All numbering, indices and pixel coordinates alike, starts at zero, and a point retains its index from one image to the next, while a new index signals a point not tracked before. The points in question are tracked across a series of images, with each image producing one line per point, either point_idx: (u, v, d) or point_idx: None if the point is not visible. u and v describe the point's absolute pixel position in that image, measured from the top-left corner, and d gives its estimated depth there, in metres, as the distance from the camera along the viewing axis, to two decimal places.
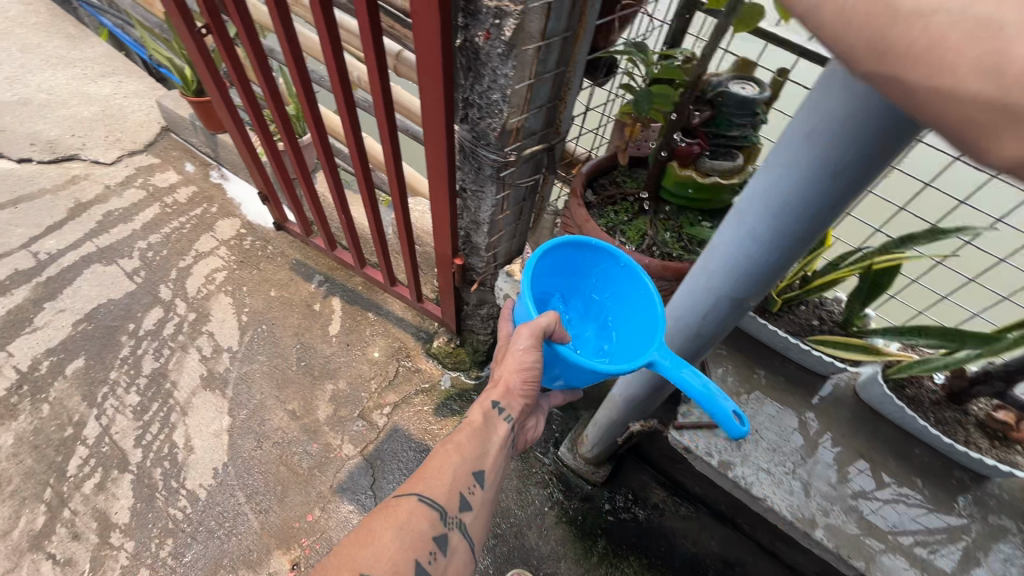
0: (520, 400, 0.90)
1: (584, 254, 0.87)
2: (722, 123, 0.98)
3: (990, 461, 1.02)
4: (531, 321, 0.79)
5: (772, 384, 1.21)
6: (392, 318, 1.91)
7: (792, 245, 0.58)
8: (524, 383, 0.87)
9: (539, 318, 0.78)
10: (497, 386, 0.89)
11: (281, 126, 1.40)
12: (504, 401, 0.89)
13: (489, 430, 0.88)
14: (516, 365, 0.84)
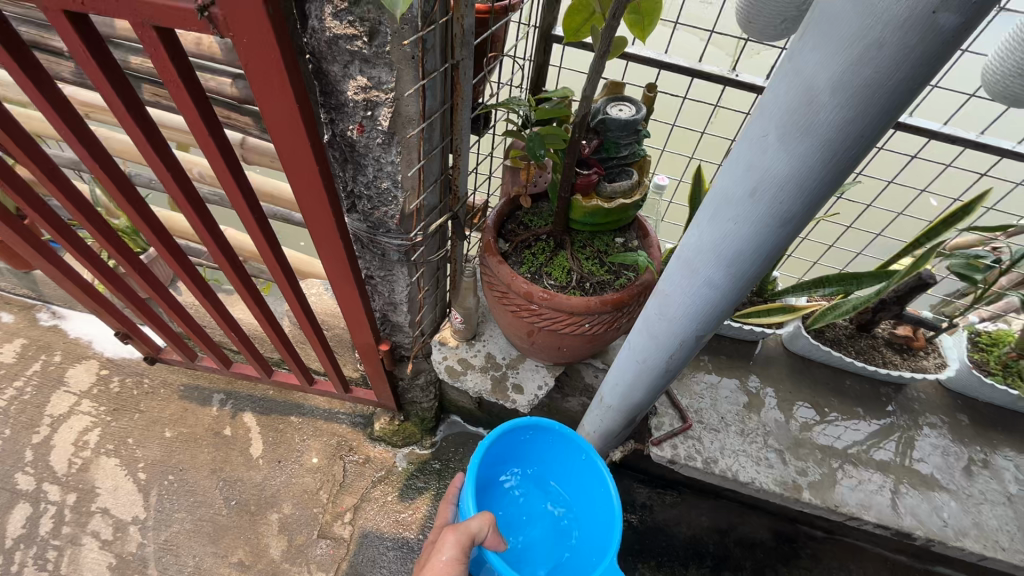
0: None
1: (541, 440, 1.01)
2: (611, 147, 0.98)
3: (907, 373, 1.17)
4: (463, 526, 0.80)
5: (718, 364, 1.26)
6: (319, 413, 1.72)
7: (748, 287, 0.58)
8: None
9: (472, 524, 0.80)
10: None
11: (102, 242, 1.08)
12: None
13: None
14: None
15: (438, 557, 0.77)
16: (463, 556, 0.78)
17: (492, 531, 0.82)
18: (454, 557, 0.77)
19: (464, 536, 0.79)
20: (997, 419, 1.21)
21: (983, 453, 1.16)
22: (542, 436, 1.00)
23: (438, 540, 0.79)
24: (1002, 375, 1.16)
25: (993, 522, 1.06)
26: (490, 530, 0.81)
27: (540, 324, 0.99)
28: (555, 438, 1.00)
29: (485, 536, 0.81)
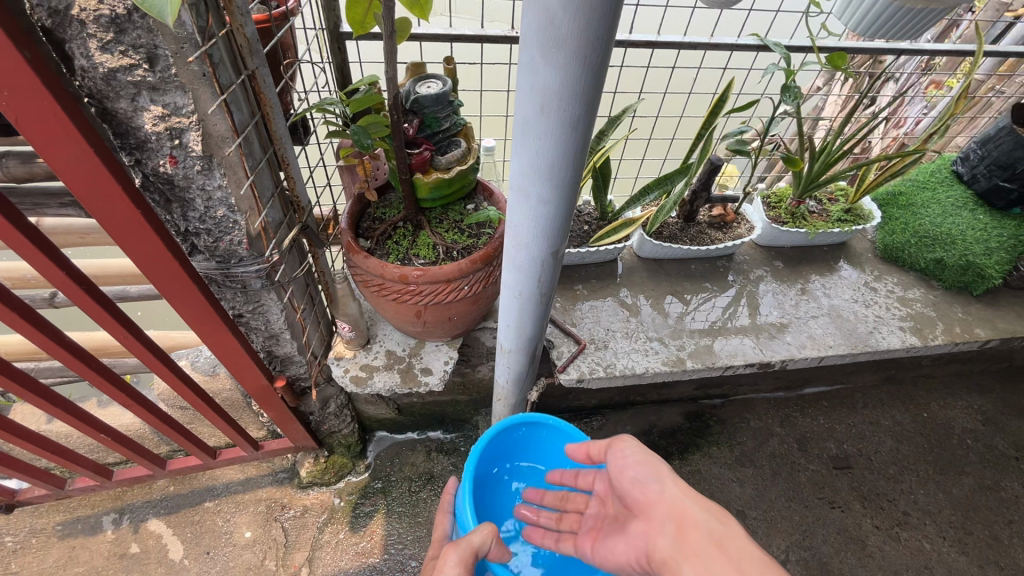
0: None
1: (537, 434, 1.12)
2: (432, 122, 1.05)
3: (730, 243, 1.41)
4: (464, 541, 0.82)
5: (592, 289, 1.41)
6: (235, 487, 1.60)
7: (572, 194, 0.69)
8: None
9: (475, 535, 0.83)
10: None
11: None
12: None
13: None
14: None
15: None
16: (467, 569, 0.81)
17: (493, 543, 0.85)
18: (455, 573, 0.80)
19: (466, 548, 0.81)
20: (800, 256, 1.52)
21: (798, 283, 1.45)
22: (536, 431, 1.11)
23: (442, 555, 0.81)
24: (792, 221, 1.45)
25: (819, 330, 1.35)
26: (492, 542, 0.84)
27: (425, 302, 1.04)
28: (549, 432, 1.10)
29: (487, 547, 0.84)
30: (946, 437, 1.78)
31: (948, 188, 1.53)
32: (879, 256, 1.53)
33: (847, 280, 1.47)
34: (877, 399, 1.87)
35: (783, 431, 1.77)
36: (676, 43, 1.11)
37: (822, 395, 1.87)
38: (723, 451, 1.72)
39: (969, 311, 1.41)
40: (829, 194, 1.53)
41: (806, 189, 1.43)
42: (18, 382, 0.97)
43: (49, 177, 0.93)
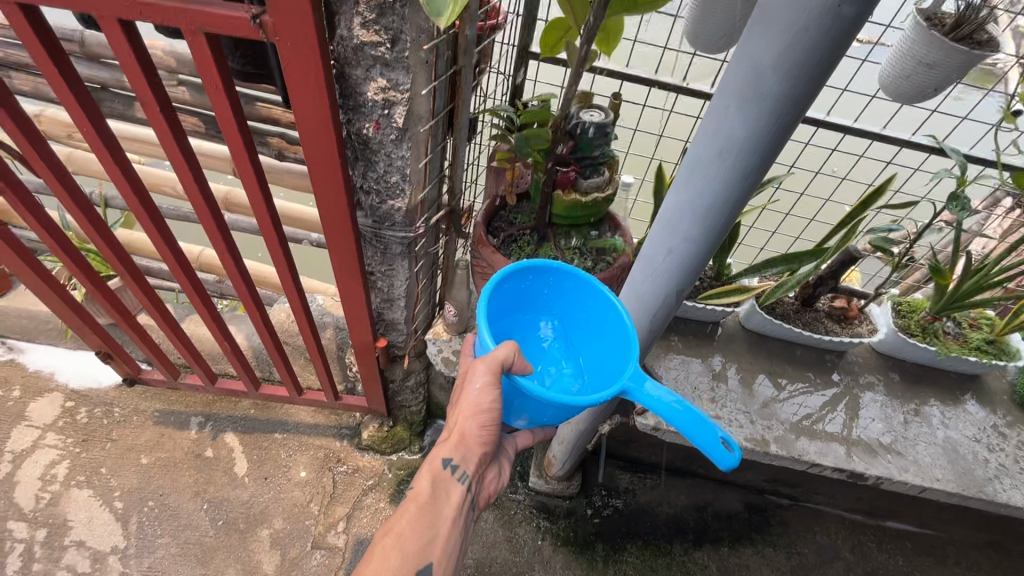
0: (475, 453, 0.88)
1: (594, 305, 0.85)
2: (585, 148, 1.12)
3: (847, 339, 1.34)
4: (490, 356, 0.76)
5: (687, 344, 1.40)
6: (303, 429, 1.72)
7: (717, 240, 0.71)
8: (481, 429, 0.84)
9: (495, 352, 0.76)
10: (448, 444, 0.87)
11: (106, 253, 1.12)
12: (456, 458, 0.87)
13: (438, 501, 0.87)
14: (470, 410, 0.81)
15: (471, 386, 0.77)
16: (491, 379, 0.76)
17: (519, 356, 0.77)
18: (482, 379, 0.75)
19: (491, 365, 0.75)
20: (922, 376, 1.40)
21: (913, 403, 1.34)
22: (548, 283, 0.89)
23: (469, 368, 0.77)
24: (922, 335, 1.36)
25: (926, 458, 1.23)
26: (517, 354, 0.76)
27: None
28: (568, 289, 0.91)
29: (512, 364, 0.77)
30: None
31: None
32: (1016, 402, 1.37)
33: (972, 416, 1.33)
34: (974, 561, 1.64)
35: (852, 558, 1.61)
36: (845, 127, 1.10)
37: (907, 535, 1.68)
38: (779, 556, 1.60)
39: None
40: (971, 318, 1.41)
41: (947, 308, 1.32)
42: (192, 288, 1.15)
43: (260, 119, 1.11)
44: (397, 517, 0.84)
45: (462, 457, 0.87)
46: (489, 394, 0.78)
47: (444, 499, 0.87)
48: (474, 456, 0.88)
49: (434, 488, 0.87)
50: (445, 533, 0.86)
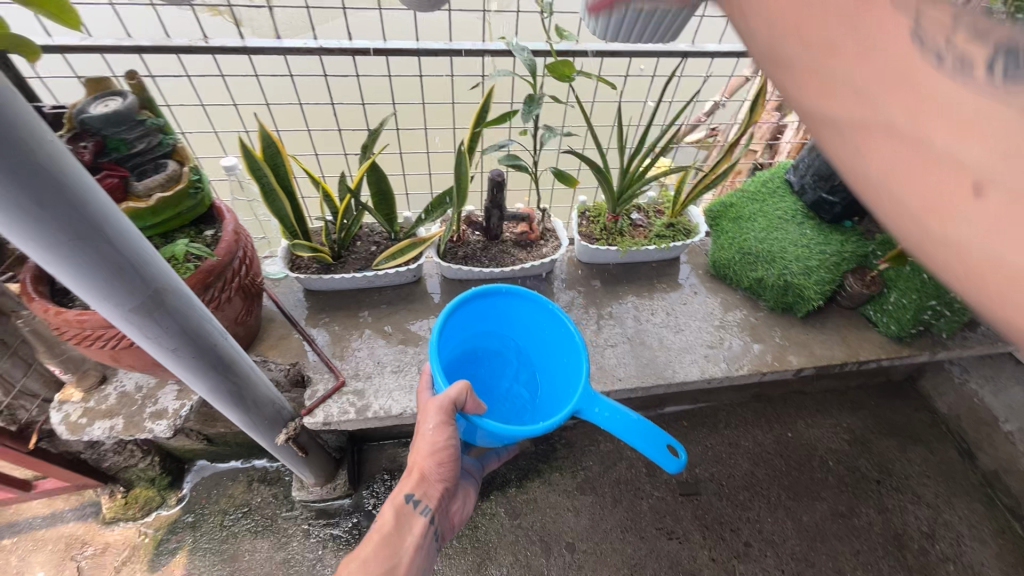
0: (434, 487, 0.93)
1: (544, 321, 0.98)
2: (117, 145, 0.93)
3: (528, 264, 1.29)
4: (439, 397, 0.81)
5: (379, 316, 1.29)
6: (36, 524, 1.50)
7: (84, 247, 0.57)
8: (438, 466, 0.89)
9: (449, 391, 0.81)
10: (410, 478, 0.90)
11: None
12: (419, 491, 0.91)
13: (403, 532, 0.88)
14: (428, 447, 0.87)
15: (425, 427, 0.84)
16: (445, 419, 0.83)
17: (471, 396, 0.82)
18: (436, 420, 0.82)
19: (442, 401, 0.81)
20: (623, 274, 1.41)
21: (609, 305, 1.34)
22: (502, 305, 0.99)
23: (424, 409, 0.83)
24: (605, 238, 1.34)
25: (614, 360, 1.22)
26: (469, 395, 0.82)
27: (111, 347, 0.92)
28: (514, 297, 0.99)
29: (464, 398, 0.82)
30: (808, 458, 1.68)
31: (780, 199, 1.38)
32: (711, 273, 1.41)
33: (666, 302, 1.35)
34: (741, 418, 1.76)
35: (633, 453, 1.67)
36: (410, 50, 0.97)
37: (683, 414, 1.76)
38: (564, 477, 1.62)
39: (789, 334, 1.28)
40: (656, 206, 1.42)
41: (615, 205, 1.32)
42: None
43: None
44: (360, 545, 0.85)
45: (424, 492, 0.91)
46: (443, 433, 0.84)
47: (406, 528, 0.89)
48: (433, 491, 0.92)
49: (398, 519, 0.88)
50: (408, 559, 0.86)
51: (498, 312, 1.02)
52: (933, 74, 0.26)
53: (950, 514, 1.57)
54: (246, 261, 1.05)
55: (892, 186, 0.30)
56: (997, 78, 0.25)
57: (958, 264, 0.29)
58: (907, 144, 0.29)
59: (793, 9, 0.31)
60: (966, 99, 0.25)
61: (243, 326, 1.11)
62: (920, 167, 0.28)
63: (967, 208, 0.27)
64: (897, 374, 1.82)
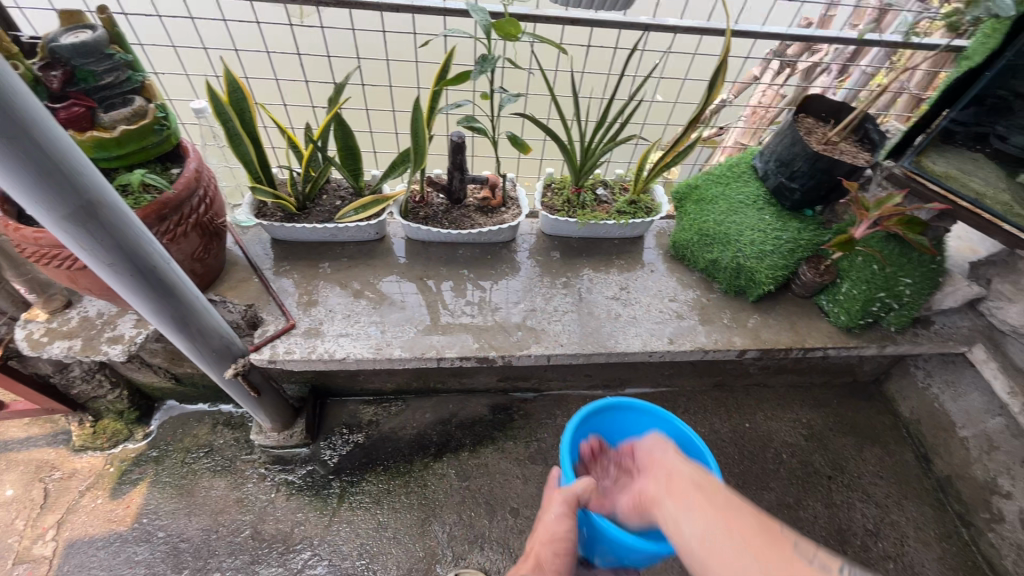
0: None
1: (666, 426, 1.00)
2: (86, 76, 0.98)
3: (486, 228, 1.32)
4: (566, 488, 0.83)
5: (338, 268, 1.33)
6: (12, 445, 1.57)
7: (13, 151, 0.61)
8: (557, 556, 0.81)
9: (576, 483, 0.83)
10: (527, 560, 0.82)
11: None
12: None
13: None
14: (545, 537, 0.81)
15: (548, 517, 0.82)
16: (569, 513, 0.82)
17: (594, 494, 0.84)
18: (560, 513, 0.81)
19: (567, 493, 0.83)
20: (583, 249, 1.43)
21: (564, 275, 1.36)
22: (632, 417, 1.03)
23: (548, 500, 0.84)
24: (565, 210, 1.36)
25: (560, 327, 1.25)
26: (593, 489, 0.84)
27: (67, 267, 0.98)
28: (640, 416, 1.03)
29: (589, 494, 0.84)
30: (762, 449, 1.69)
31: (744, 184, 1.39)
32: (670, 254, 1.43)
33: (621, 278, 1.37)
34: (701, 406, 1.77)
35: None
36: (370, 3, 1.00)
37: (643, 397, 1.78)
38: (518, 446, 1.65)
39: (739, 317, 1.29)
40: (621, 183, 1.44)
41: (578, 178, 1.33)
42: None
43: None
44: None
45: None
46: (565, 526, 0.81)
47: None
48: None
49: None
50: None
51: (616, 429, 1.05)
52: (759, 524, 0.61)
53: (898, 514, 1.57)
54: (206, 200, 1.10)
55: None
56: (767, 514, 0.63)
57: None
58: (715, 536, 0.62)
59: (697, 519, 0.65)
60: None
61: (201, 265, 1.16)
62: (731, 549, 0.60)
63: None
64: (863, 375, 1.82)
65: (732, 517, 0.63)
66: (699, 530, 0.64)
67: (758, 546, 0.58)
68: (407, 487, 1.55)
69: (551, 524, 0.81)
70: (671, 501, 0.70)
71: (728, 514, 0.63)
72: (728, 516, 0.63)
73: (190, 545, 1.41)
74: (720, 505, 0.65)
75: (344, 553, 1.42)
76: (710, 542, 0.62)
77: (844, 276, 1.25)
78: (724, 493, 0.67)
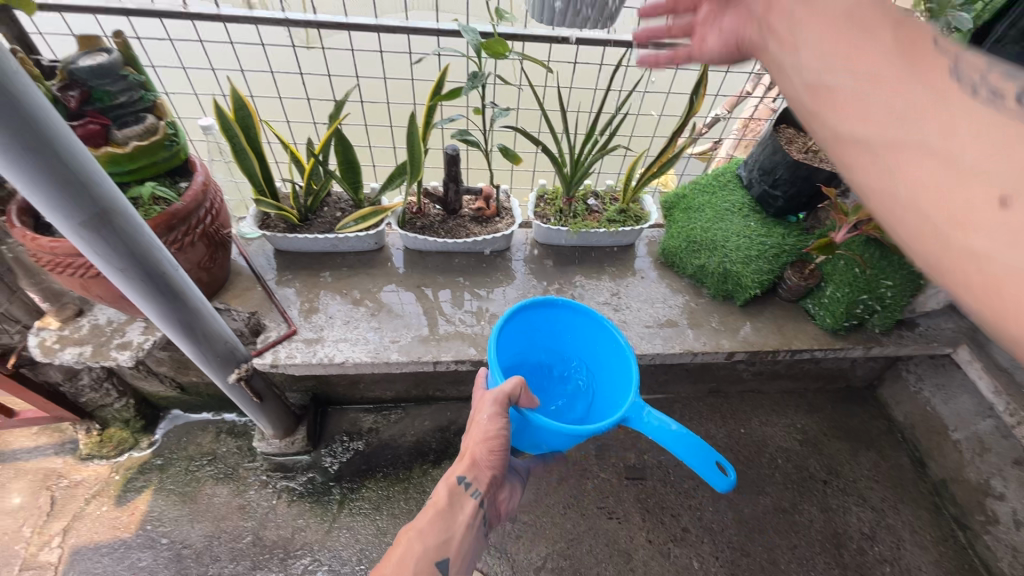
0: (486, 472, 0.87)
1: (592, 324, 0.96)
2: (101, 96, 1.04)
3: (481, 236, 1.37)
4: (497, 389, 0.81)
5: (338, 277, 1.38)
6: (21, 454, 1.61)
7: (36, 161, 0.67)
8: (490, 453, 0.84)
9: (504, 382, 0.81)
10: (461, 461, 0.86)
11: None
12: (471, 474, 0.85)
13: (454, 511, 0.82)
14: (481, 434, 0.84)
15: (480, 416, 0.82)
16: (499, 410, 0.81)
17: (524, 391, 0.83)
18: (490, 411, 0.81)
19: (498, 395, 0.81)
20: (576, 257, 1.47)
21: (556, 282, 1.40)
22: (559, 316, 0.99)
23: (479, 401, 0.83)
24: (557, 218, 1.41)
25: None
26: (524, 389, 0.82)
27: (81, 275, 1.03)
28: (569, 314, 0.99)
29: (520, 393, 0.82)
30: (757, 454, 1.70)
31: (729, 193, 1.44)
32: (660, 260, 1.47)
33: (612, 284, 1.41)
34: (696, 412, 1.80)
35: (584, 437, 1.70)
36: (368, 25, 1.06)
37: None
38: None
39: (726, 320, 1.33)
40: (611, 194, 1.49)
41: (569, 188, 1.38)
42: None
43: None
44: (417, 515, 0.81)
45: (475, 476, 0.85)
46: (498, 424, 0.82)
47: (458, 511, 0.83)
48: (486, 478, 0.86)
49: (450, 496, 0.83)
50: (459, 540, 0.80)
51: (549, 329, 1.02)
52: (962, 96, 0.40)
53: (894, 518, 1.57)
54: (212, 211, 1.15)
55: (933, 221, 0.41)
56: (1016, 101, 0.37)
57: (976, 276, 0.38)
58: (925, 180, 0.41)
59: (853, 64, 0.46)
60: (989, 160, 0.37)
61: (207, 273, 1.21)
62: (944, 182, 0.39)
63: (990, 218, 0.37)
64: (856, 381, 1.85)
65: (908, 96, 0.42)
66: (893, 176, 0.43)
67: (988, 139, 0.38)
68: (406, 492, 1.57)
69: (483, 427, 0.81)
70: (845, 73, 0.47)
71: (919, 78, 0.42)
72: (959, 140, 0.40)
73: (192, 551, 1.44)
74: (897, 71, 0.43)
75: (344, 559, 1.44)
76: (831, 71, 0.48)
77: (828, 280, 1.29)
78: (932, 59, 0.42)
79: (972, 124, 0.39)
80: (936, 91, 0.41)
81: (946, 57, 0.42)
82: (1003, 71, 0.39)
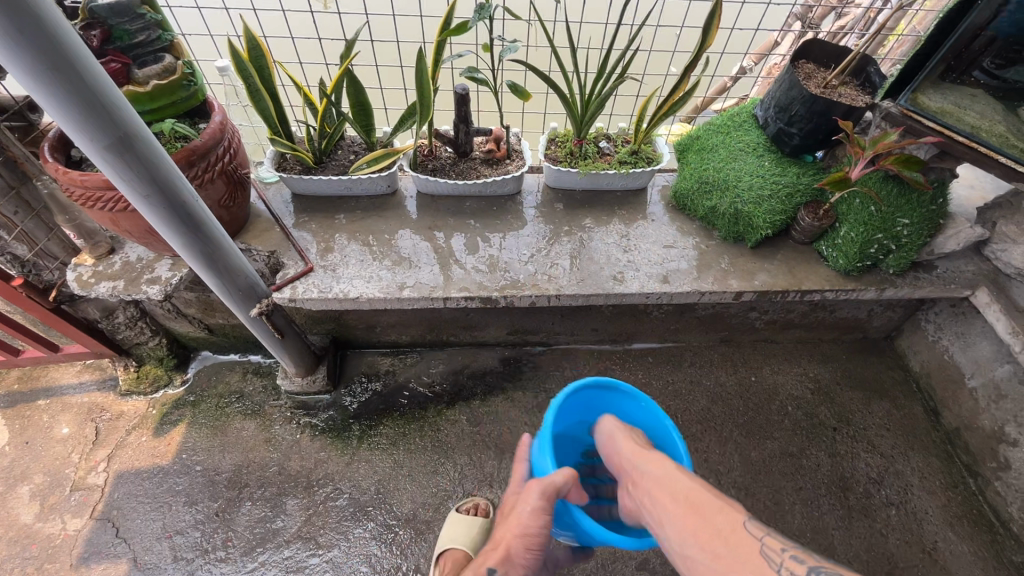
0: (516, 569, 0.91)
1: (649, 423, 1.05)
2: (121, 35, 1.07)
3: (491, 178, 1.38)
4: (546, 479, 0.88)
5: (352, 220, 1.42)
6: (67, 390, 1.73)
7: (60, 82, 0.70)
8: (526, 550, 0.90)
9: (555, 475, 0.88)
10: (496, 552, 0.91)
11: None
12: (501, 567, 0.90)
13: None
14: (518, 528, 0.90)
15: (523, 505, 0.89)
16: (545, 502, 0.88)
17: (573, 486, 0.89)
18: (537, 502, 0.88)
19: (547, 487, 0.87)
20: (586, 200, 1.48)
21: (565, 224, 1.42)
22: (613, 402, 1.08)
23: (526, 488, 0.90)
24: (567, 161, 1.41)
25: (559, 271, 1.31)
26: (573, 486, 0.89)
27: (110, 209, 1.08)
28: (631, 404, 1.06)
29: (568, 487, 0.88)
30: (767, 401, 1.71)
31: (744, 134, 1.42)
32: (673, 204, 1.46)
33: (622, 227, 1.41)
34: (707, 360, 1.81)
35: None
36: None
37: (649, 351, 1.83)
38: (526, 395, 1.72)
39: (737, 261, 1.32)
40: (623, 136, 1.48)
41: (579, 130, 1.37)
42: None
43: None
44: None
45: (506, 571, 0.90)
46: (538, 518, 0.89)
47: None
48: (516, 572, 0.91)
49: None
50: None
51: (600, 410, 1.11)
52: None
53: (903, 465, 1.57)
54: (230, 150, 1.19)
55: None
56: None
57: None
58: None
59: (699, 540, 0.68)
60: None
61: (227, 212, 1.26)
62: None
63: None
64: (873, 332, 1.83)
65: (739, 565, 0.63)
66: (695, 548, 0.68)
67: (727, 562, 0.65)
68: (422, 431, 1.64)
69: (525, 518, 0.88)
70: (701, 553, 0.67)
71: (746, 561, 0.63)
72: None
73: (225, 478, 1.54)
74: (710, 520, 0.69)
75: (363, 488, 1.53)
76: (692, 559, 0.68)
77: (842, 220, 1.27)
78: (730, 519, 0.69)
79: (764, 573, 0.62)
80: (744, 552, 0.64)
81: (739, 519, 0.68)
82: (778, 540, 0.66)
